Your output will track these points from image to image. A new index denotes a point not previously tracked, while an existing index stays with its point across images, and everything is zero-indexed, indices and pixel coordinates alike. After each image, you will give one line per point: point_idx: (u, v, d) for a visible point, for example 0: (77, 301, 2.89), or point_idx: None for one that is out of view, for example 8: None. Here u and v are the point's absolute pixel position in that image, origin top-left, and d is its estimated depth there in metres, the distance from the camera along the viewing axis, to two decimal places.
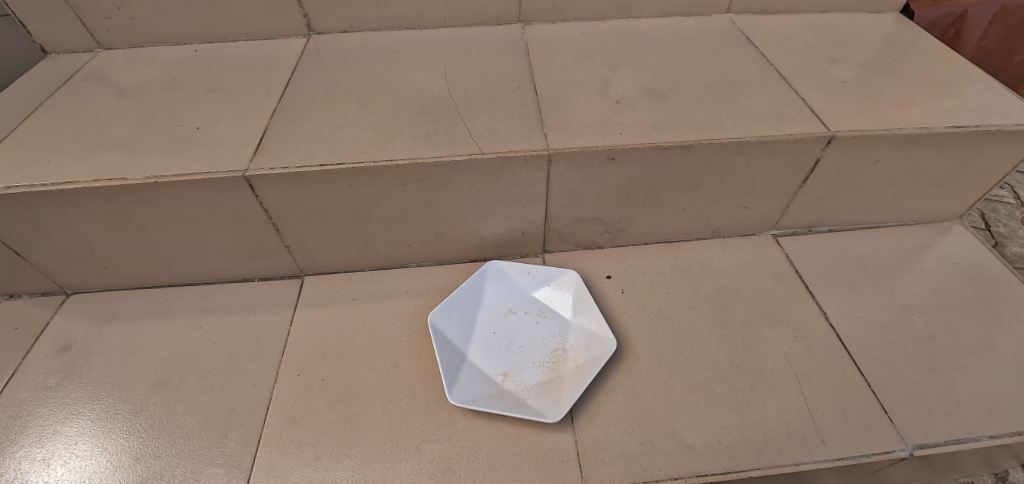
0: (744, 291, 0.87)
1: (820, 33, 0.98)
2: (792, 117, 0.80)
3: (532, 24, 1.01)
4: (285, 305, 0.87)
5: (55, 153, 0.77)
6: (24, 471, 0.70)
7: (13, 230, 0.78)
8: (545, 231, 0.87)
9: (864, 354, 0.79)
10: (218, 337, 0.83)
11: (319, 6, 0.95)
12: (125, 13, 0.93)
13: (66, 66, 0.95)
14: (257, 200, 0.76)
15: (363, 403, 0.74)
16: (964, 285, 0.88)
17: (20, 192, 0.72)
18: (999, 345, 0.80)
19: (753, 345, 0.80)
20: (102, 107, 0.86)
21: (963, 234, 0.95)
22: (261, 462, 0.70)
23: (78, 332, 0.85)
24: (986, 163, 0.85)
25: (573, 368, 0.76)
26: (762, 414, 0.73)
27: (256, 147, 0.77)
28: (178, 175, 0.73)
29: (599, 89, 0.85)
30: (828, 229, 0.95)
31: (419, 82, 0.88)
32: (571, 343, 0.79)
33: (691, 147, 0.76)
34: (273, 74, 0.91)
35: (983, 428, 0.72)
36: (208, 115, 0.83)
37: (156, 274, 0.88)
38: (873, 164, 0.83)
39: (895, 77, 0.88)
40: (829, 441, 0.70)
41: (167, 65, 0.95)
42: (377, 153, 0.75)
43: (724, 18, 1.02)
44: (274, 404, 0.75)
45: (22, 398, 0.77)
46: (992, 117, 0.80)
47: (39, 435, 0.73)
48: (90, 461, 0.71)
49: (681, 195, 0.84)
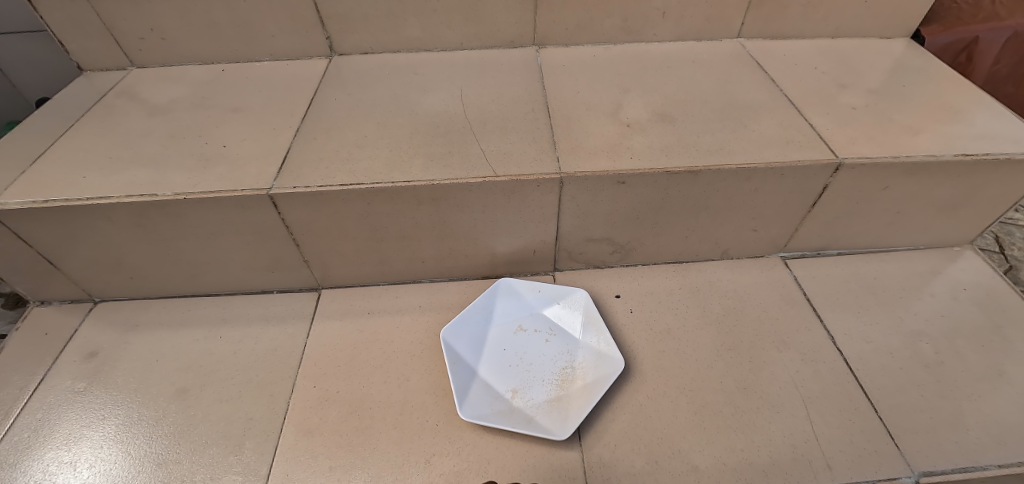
0: (751, 313, 0.87)
1: (830, 58, 1.00)
2: (800, 143, 0.81)
3: (546, 47, 1.04)
4: (302, 318, 0.89)
5: (89, 168, 0.81)
6: (53, 472, 0.74)
7: (45, 240, 0.82)
8: (555, 250, 0.89)
9: (872, 379, 0.79)
10: (238, 347, 0.86)
11: (340, 28, 0.99)
12: (157, 34, 0.98)
13: (100, 83, 1.00)
14: (279, 217, 0.79)
15: (375, 416, 0.77)
16: (973, 310, 0.88)
17: (57, 206, 0.76)
18: (1010, 373, 0.80)
19: (759, 367, 0.81)
20: (134, 125, 0.90)
21: (974, 260, 0.95)
22: (277, 472, 0.72)
23: (103, 339, 0.88)
24: (996, 190, 0.85)
25: (580, 386, 0.78)
26: (767, 436, 0.73)
27: (279, 166, 0.80)
28: (204, 192, 0.76)
29: (609, 112, 0.88)
30: (838, 252, 0.95)
31: (435, 104, 0.91)
32: (579, 362, 0.81)
33: (699, 172, 0.78)
34: (295, 94, 0.95)
35: (991, 457, 0.72)
36: (234, 133, 0.87)
37: (180, 284, 0.91)
38: (881, 190, 0.84)
39: (905, 103, 0.89)
40: (834, 466, 0.71)
41: (195, 84, 0.99)
42: (394, 173, 0.78)
43: (735, 43, 1.04)
44: (290, 415, 0.77)
45: (51, 401, 0.81)
46: (1002, 145, 0.81)
47: (66, 438, 0.77)
48: (114, 465, 0.74)
49: (690, 218, 0.85)
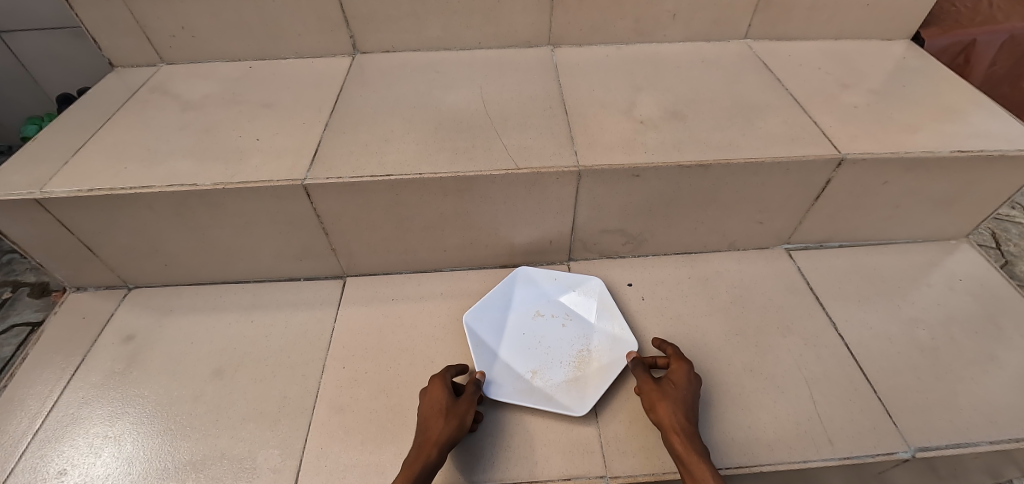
0: (757, 300, 0.92)
1: (833, 59, 1.04)
2: (804, 139, 0.86)
3: (560, 46, 1.08)
4: (330, 303, 0.94)
5: (130, 160, 0.86)
6: (99, 446, 0.79)
7: (87, 227, 0.86)
8: (571, 240, 0.94)
9: (871, 362, 0.84)
10: (270, 330, 0.91)
11: (364, 28, 1.03)
12: (188, 32, 1.02)
13: (131, 79, 1.05)
14: (311, 207, 0.84)
15: (402, 394, 0.81)
16: (968, 300, 0.93)
17: (102, 194, 0.80)
18: (1001, 358, 0.85)
19: (765, 351, 0.85)
20: (169, 119, 0.94)
21: (970, 252, 0.99)
22: (311, 446, 0.77)
23: (139, 323, 0.93)
24: (990, 185, 0.90)
25: (596, 367, 0.83)
26: (772, 414, 0.78)
27: (312, 158, 0.84)
28: (242, 183, 0.81)
29: (623, 110, 0.92)
30: (839, 245, 1.00)
31: (456, 100, 0.96)
32: (595, 345, 0.86)
33: (709, 167, 0.82)
34: (322, 91, 0.99)
35: (982, 434, 0.76)
36: (266, 128, 0.91)
37: (211, 271, 0.96)
38: (881, 185, 0.88)
39: (904, 103, 0.93)
40: (836, 442, 0.76)
41: (225, 81, 1.03)
42: (421, 166, 0.83)
43: (742, 44, 1.08)
44: (322, 393, 0.82)
45: (93, 380, 0.86)
46: (996, 143, 0.86)
47: (110, 414, 0.82)
48: (157, 439, 0.79)
49: (700, 210, 0.90)
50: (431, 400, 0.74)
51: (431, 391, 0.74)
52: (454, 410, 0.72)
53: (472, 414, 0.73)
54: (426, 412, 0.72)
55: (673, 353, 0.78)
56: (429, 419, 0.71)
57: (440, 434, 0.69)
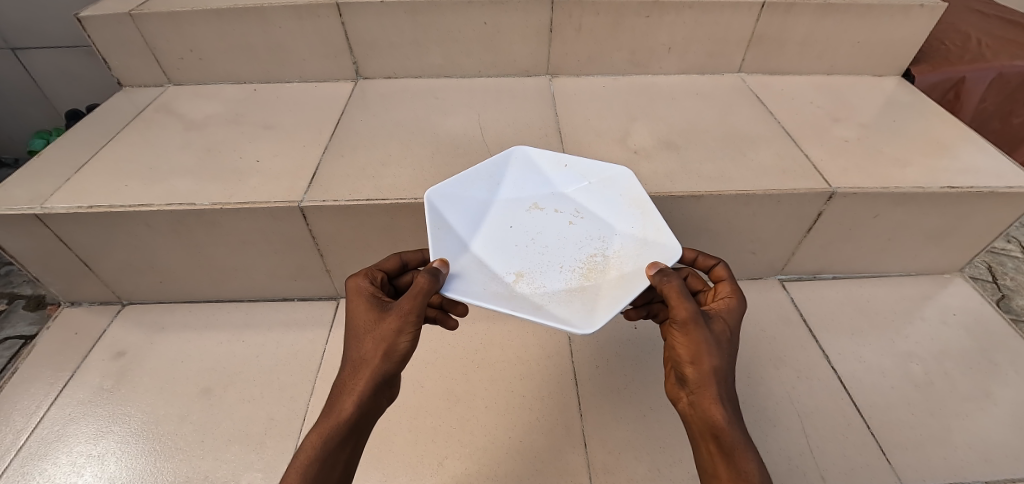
0: (750, 331, 0.92)
1: (825, 93, 1.06)
2: (796, 172, 0.87)
3: (558, 76, 1.10)
4: (322, 324, 0.94)
5: (131, 178, 0.87)
6: (82, 465, 0.78)
7: (85, 242, 0.87)
8: None
9: (865, 397, 0.83)
10: (260, 350, 0.90)
11: (367, 54, 1.06)
12: (196, 55, 1.05)
13: (138, 98, 1.07)
14: (307, 228, 0.85)
15: (390, 419, 0.81)
16: (962, 334, 0.92)
17: (100, 212, 0.81)
18: (996, 394, 0.84)
19: (757, 383, 0.85)
20: (172, 138, 0.96)
21: (963, 286, 0.99)
22: None
23: (131, 340, 0.93)
24: (981, 220, 0.90)
25: (614, 276, 0.67)
26: (763, 448, 0.77)
27: (310, 180, 0.86)
28: (239, 203, 0.82)
29: (618, 139, 0.94)
30: (833, 276, 1.00)
31: (455, 126, 0.97)
32: (612, 251, 0.70)
33: (701, 197, 0.83)
34: (323, 114, 1.01)
35: (978, 473, 0.75)
36: (266, 149, 0.93)
37: (206, 290, 0.96)
38: (873, 218, 0.89)
39: (895, 138, 0.95)
40: (827, 478, 0.75)
41: (229, 102, 1.05)
42: (417, 190, 0.84)
43: (736, 77, 1.10)
44: (310, 415, 0.82)
45: (81, 396, 0.85)
46: (986, 179, 0.86)
47: (94, 433, 0.81)
48: (139, 460, 0.78)
49: (693, 239, 0.90)
50: (359, 319, 0.62)
51: (359, 308, 0.62)
52: (377, 331, 0.60)
53: (407, 331, 0.59)
54: (354, 335, 0.61)
55: (728, 289, 0.65)
56: (354, 344, 0.61)
57: (367, 376, 0.59)
